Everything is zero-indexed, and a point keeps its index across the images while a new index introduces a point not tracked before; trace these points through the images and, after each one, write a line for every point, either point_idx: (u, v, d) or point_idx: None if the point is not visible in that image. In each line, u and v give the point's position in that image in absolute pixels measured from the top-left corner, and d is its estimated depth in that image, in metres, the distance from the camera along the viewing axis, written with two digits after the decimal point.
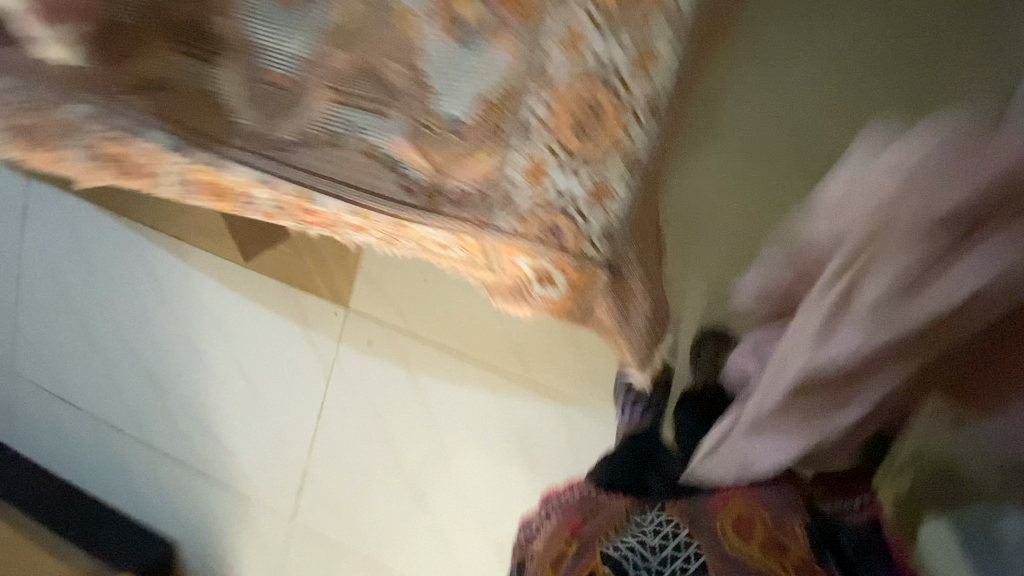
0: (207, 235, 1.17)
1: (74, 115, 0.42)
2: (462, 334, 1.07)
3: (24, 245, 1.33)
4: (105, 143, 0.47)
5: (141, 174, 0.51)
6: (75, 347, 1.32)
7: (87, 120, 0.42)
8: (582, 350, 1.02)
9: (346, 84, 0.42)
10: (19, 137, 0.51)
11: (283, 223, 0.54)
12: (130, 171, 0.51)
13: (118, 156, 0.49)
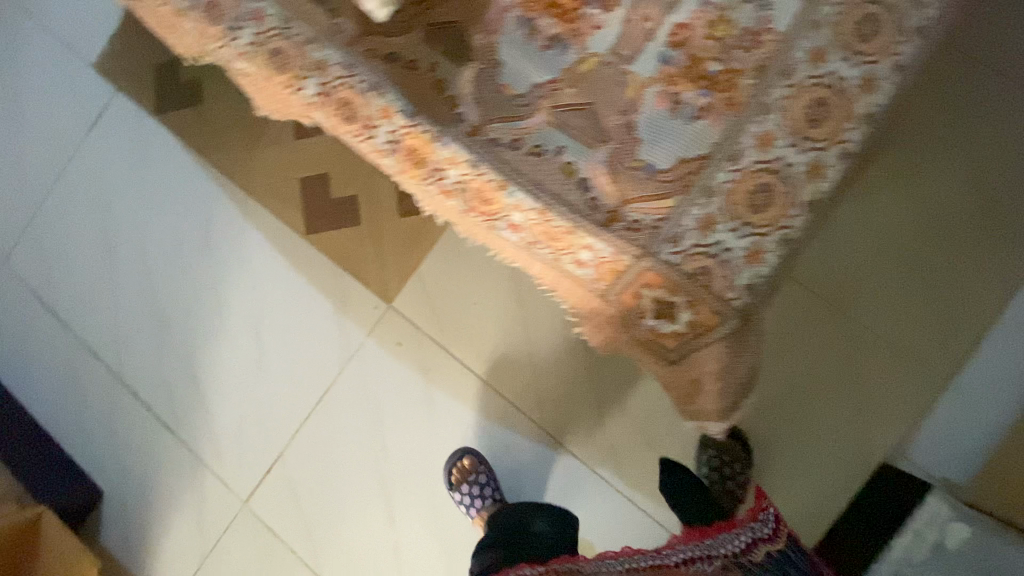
0: (277, 198, 1.21)
1: (357, 74, 0.56)
2: (489, 359, 1.10)
3: (84, 149, 1.34)
4: (349, 90, 0.56)
5: (358, 123, 0.59)
6: (91, 260, 1.30)
7: (363, 80, 0.56)
8: (600, 412, 1.06)
9: (564, 112, 0.55)
10: (264, 60, 0.58)
11: (453, 203, 0.62)
12: (349, 117, 0.59)
13: (349, 102, 0.57)
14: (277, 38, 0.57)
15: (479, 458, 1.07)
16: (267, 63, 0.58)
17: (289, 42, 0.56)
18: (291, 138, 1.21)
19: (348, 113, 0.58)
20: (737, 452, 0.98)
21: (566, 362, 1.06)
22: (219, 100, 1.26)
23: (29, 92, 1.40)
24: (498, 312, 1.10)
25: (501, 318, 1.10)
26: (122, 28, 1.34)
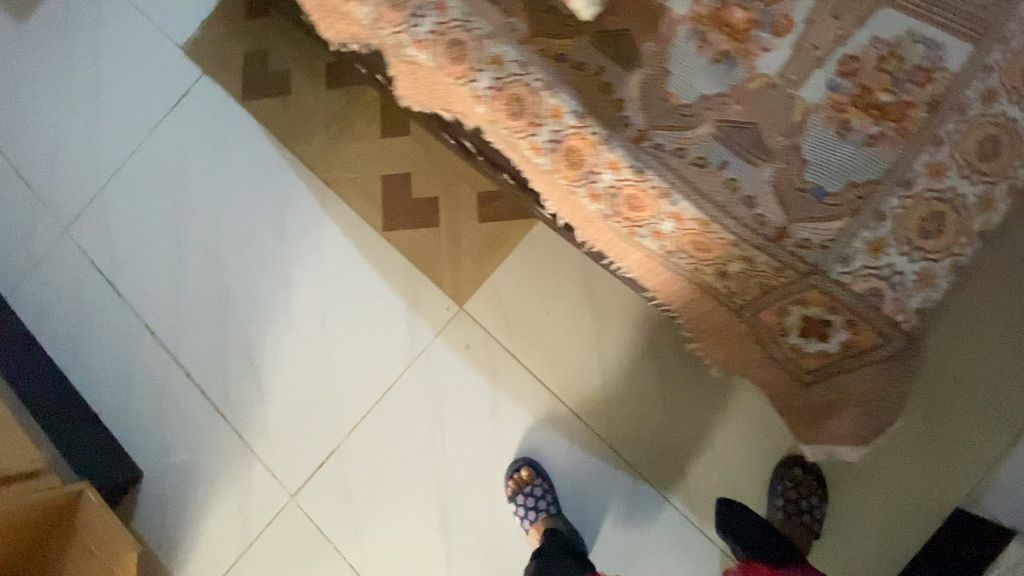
0: (358, 193, 1.23)
1: (530, 73, 0.58)
2: (558, 369, 1.10)
3: (163, 126, 1.35)
4: (517, 84, 0.57)
5: (518, 118, 0.59)
6: (160, 235, 1.30)
7: (533, 77, 0.57)
8: (671, 434, 1.05)
9: (731, 128, 0.57)
10: (432, 46, 0.58)
11: (592, 210, 0.61)
12: (513, 112, 0.58)
13: (512, 96, 0.58)
14: (458, 31, 0.59)
15: (536, 472, 1.06)
16: (440, 54, 0.58)
17: (467, 35, 0.57)
18: (377, 137, 1.25)
19: (516, 109, 0.58)
20: (812, 485, 0.99)
21: (637, 380, 1.07)
22: (307, 93, 1.29)
23: (111, 67, 1.42)
24: (573, 319, 1.11)
25: (574, 329, 1.10)
26: (214, 15, 1.37)
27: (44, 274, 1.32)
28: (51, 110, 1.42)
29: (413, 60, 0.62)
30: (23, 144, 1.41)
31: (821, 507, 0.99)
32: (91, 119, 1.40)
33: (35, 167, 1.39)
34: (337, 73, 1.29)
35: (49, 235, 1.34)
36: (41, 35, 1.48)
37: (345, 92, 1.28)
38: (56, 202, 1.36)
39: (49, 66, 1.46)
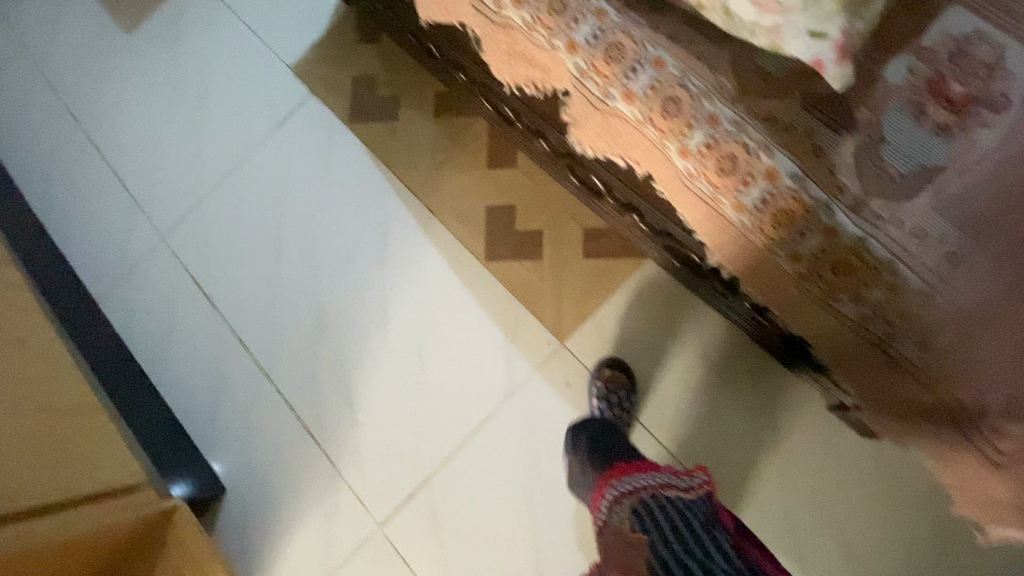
0: (462, 221, 1.24)
1: (746, 136, 0.59)
2: (661, 413, 1.08)
3: (266, 142, 1.37)
4: (733, 145, 0.59)
5: (730, 175, 0.59)
6: (259, 249, 1.31)
7: (750, 139, 0.59)
8: (781, 473, 1.03)
9: (955, 199, 0.55)
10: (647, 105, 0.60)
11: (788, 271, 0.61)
12: (726, 171, 0.59)
13: (727, 156, 0.59)
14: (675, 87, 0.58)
15: None
16: (651, 110, 0.61)
17: (682, 90, 0.60)
18: (483, 167, 1.26)
19: (728, 169, 0.59)
20: (622, 381, 1.06)
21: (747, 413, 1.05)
22: (415, 119, 1.31)
23: (218, 81, 1.45)
24: (685, 362, 1.09)
25: (682, 373, 1.08)
26: (325, 37, 1.41)
27: (140, 281, 1.35)
28: (155, 121, 1.46)
29: (619, 114, 0.63)
30: (128, 153, 1.45)
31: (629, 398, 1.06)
32: (193, 131, 1.43)
33: (137, 175, 1.43)
34: (445, 100, 1.30)
35: (147, 243, 1.37)
36: (150, 49, 1.53)
37: (453, 120, 1.29)
38: (156, 210, 1.39)
39: (154, 79, 1.50)
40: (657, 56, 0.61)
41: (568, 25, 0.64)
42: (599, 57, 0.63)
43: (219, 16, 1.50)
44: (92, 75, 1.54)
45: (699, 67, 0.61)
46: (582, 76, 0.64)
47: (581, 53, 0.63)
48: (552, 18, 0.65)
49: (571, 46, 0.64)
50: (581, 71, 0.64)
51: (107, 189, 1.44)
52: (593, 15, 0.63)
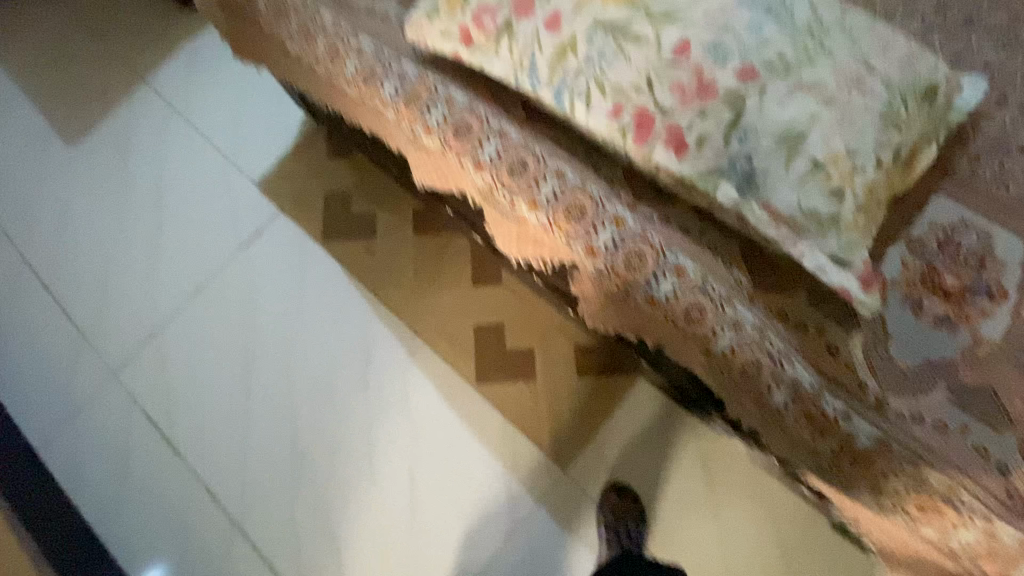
0: (447, 343, 1.19)
1: (769, 344, 0.57)
2: (663, 531, 1.04)
3: (232, 264, 1.30)
4: (757, 354, 0.57)
5: (756, 389, 0.58)
6: (229, 381, 1.22)
7: (771, 347, 0.57)
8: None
9: (967, 392, 0.58)
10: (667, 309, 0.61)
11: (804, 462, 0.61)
12: (747, 383, 0.58)
13: (750, 366, 0.57)
14: (696, 295, 0.57)
15: None
16: (673, 315, 0.58)
17: (708, 298, 0.57)
18: (467, 285, 1.23)
19: (749, 376, 0.58)
20: (628, 508, 1.02)
21: (748, 529, 1.02)
22: (395, 238, 1.28)
23: (174, 198, 1.37)
24: (691, 476, 1.06)
25: (687, 490, 1.05)
26: (294, 152, 1.37)
27: (89, 425, 1.22)
28: (103, 242, 1.36)
29: (640, 309, 0.60)
30: (72, 278, 1.34)
31: (640, 530, 1.01)
32: (148, 253, 1.34)
33: (82, 305, 1.31)
34: (424, 218, 1.29)
35: (95, 381, 1.25)
36: (95, 163, 1.43)
37: (434, 238, 1.28)
38: (105, 344, 1.28)
39: (100, 195, 1.40)
40: (679, 262, 0.58)
41: (586, 226, 0.61)
42: (620, 263, 0.59)
43: (175, 129, 1.44)
44: (31, 192, 1.43)
45: (719, 269, 0.59)
46: (597, 275, 0.61)
47: (602, 258, 0.60)
48: (569, 221, 0.61)
49: (590, 249, 0.60)
50: (599, 272, 0.60)
51: (46, 321, 1.31)
52: (611, 222, 0.60)
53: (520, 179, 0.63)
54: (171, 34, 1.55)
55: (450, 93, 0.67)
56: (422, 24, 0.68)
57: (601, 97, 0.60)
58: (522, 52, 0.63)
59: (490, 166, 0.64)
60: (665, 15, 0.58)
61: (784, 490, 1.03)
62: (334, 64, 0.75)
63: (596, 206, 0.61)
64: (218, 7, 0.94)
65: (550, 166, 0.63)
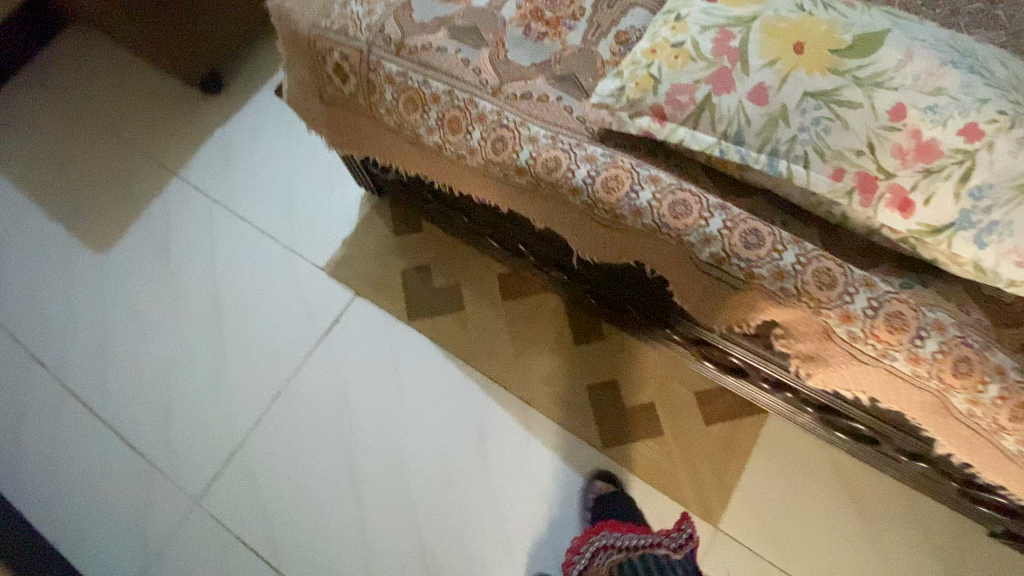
0: (563, 407, 1.15)
1: None
2: (814, 560, 1.03)
3: (313, 357, 1.22)
4: None
5: None
6: (331, 486, 1.12)
7: None
8: None
9: None
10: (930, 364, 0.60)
11: None
12: None
13: None
14: (961, 346, 0.60)
15: None
16: (940, 372, 0.60)
17: (973, 351, 0.60)
18: (570, 348, 1.19)
19: None
20: None
21: (908, 549, 1.02)
22: (484, 306, 1.25)
23: (233, 297, 1.28)
24: (835, 503, 1.06)
25: (834, 517, 1.05)
26: (359, 232, 1.32)
27: (175, 564, 1.08)
28: (157, 354, 1.24)
29: (896, 367, 0.62)
30: (127, 399, 1.21)
31: None
32: (213, 360, 1.23)
33: (145, 428, 1.18)
34: (510, 283, 1.26)
35: (174, 514, 1.12)
36: (133, 269, 1.32)
37: (525, 300, 1.24)
38: (178, 469, 1.15)
39: (146, 305, 1.28)
40: (937, 318, 0.60)
41: (840, 296, 0.62)
42: (882, 326, 0.61)
43: (220, 222, 1.35)
44: (60, 309, 1.29)
45: (962, 316, 0.61)
46: (849, 339, 0.62)
47: (861, 324, 0.61)
48: (820, 290, 0.62)
49: (846, 316, 0.62)
50: (855, 338, 0.62)
51: (104, 454, 1.17)
52: (862, 285, 0.62)
53: (756, 250, 0.63)
54: (197, 120, 1.47)
55: (653, 172, 0.67)
56: (608, 106, 0.69)
57: (820, 163, 0.62)
58: (728, 124, 0.64)
59: (720, 239, 0.64)
60: (873, 79, 0.61)
61: (929, 506, 1.04)
62: (498, 153, 0.75)
63: (843, 272, 0.62)
64: (321, 101, 0.91)
65: (786, 234, 0.64)
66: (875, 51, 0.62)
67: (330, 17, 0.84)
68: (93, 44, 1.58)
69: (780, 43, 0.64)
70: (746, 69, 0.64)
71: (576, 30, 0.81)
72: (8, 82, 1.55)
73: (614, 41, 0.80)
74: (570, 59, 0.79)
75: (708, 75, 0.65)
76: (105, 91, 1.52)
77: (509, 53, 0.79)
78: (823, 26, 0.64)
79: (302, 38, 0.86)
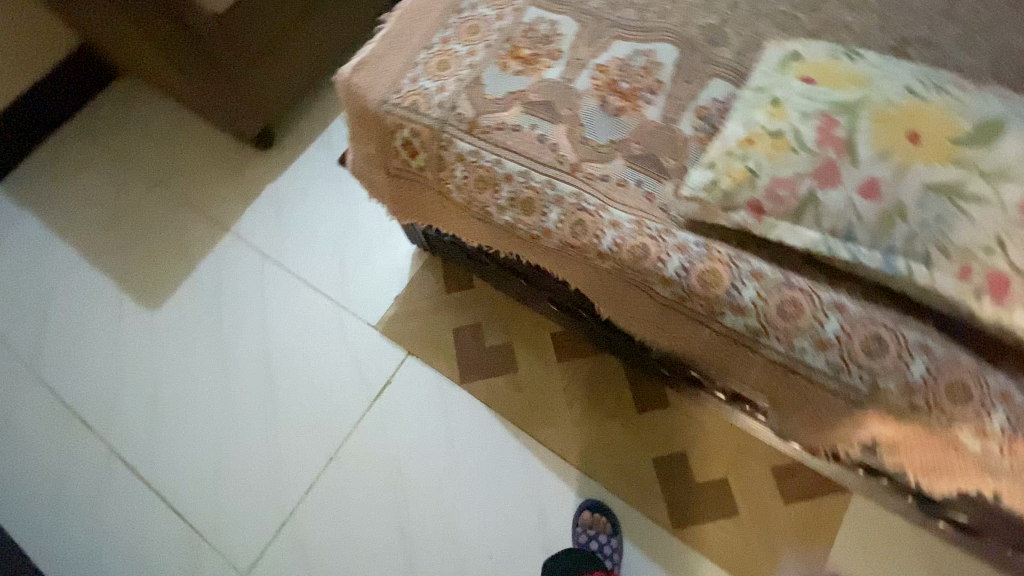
0: (627, 480, 1.09)
1: None
2: None
3: (363, 421, 1.19)
4: None
5: None
6: (384, 562, 1.08)
7: None
8: None
9: None
10: None
11: None
12: None
13: None
14: None
15: None
16: None
17: None
18: (632, 414, 1.14)
19: None
20: None
21: None
22: (539, 368, 1.20)
23: (282, 357, 1.26)
24: None
25: None
26: (410, 289, 1.31)
27: None
28: (207, 416, 1.23)
29: None
30: (178, 464, 1.19)
31: None
32: (265, 422, 1.21)
33: (196, 495, 1.16)
34: (566, 343, 1.22)
35: None
36: (186, 326, 1.32)
37: (583, 362, 1.20)
38: (228, 540, 1.12)
39: (200, 363, 1.28)
40: None
41: (980, 411, 0.57)
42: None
43: (271, 278, 1.35)
44: (113, 369, 1.29)
45: None
46: (979, 453, 0.58)
47: (1000, 441, 0.56)
48: (952, 404, 0.57)
49: (982, 432, 0.57)
50: (994, 456, 0.57)
51: (156, 520, 1.15)
52: (1001, 398, 0.56)
53: (880, 358, 0.59)
54: (247, 176, 1.49)
55: (755, 266, 0.64)
56: (700, 200, 0.65)
57: (944, 260, 0.56)
58: (836, 219, 0.60)
59: (837, 345, 0.61)
60: (999, 172, 0.56)
61: None
62: (577, 238, 0.72)
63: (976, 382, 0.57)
64: (385, 174, 0.90)
65: (912, 340, 0.59)
66: (1000, 139, 0.58)
67: (401, 93, 0.83)
68: (151, 100, 1.62)
69: (892, 134, 0.60)
70: (855, 162, 0.60)
71: (655, 104, 0.78)
72: (65, 136, 1.59)
73: (695, 114, 0.77)
74: (649, 135, 0.75)
75: (811, 168, 0.61)
76: (161, 146, 1.55)
77: (585, 129, 0.77)
78: (938, 113, 0.60)
79: (371, 113, 0.85)
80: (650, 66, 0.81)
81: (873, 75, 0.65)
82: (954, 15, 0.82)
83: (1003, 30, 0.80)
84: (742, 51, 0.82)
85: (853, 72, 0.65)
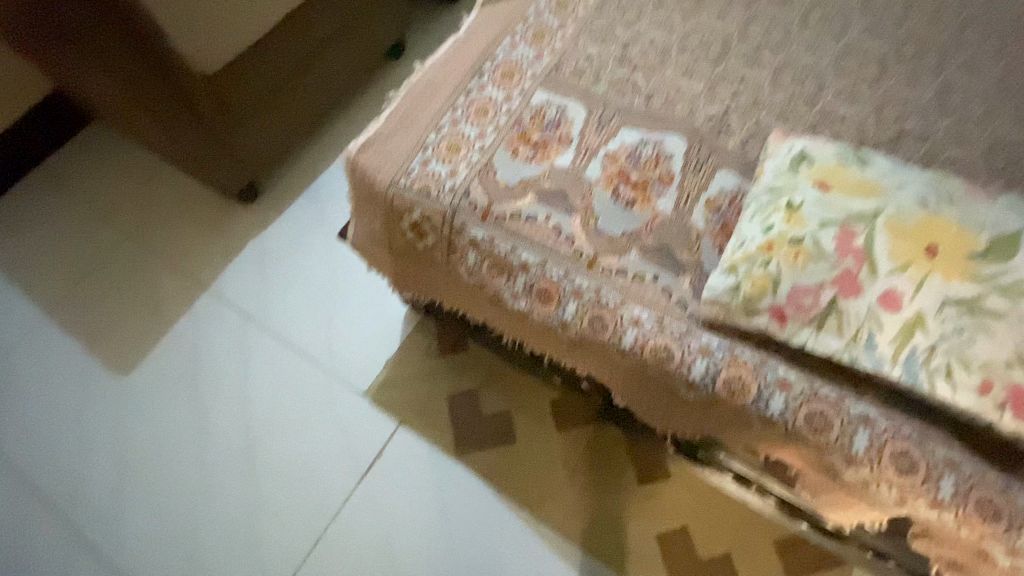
0: (631, 559, 1.06)
1: None
2: None
3: (353, 497, 1.13)
4: None
5: None
6: None
7: None
8: None
9: None
10: None
11: None
12: None
13: None
14: None
15: None
16: None
17: None
18: (635, 487, 1.12)
19: None
20: None
21: None
22: (538, 439, 1.17)
23: (265, 428, 1.19)
24: None
25: None
26: (402, 353, 1.26)
27: None
28: (179, 495, 1.14)
29: None
30: (146, 550, 1.09)
31: None
32: (245, 502, 1.13)
33: None
34: (565, 411, 1.19)
35: None
36: (159, 395, 1.23)
37: (583, 431, 1.17)
38: None
39: (173, 437, 1.19)
40: None
41: (1009, 530, 0.58)
42: None
43: (254, 341, 1.28)
44: (75, 442, 1.19)
45: None
46: (1009, 568, 0.59)
47: None
48: (984, 524, 0.58)
49: (1012, 549, 0.58)
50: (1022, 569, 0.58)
51: None
52: None
53: (911, 478, 0.60)
54: (230, 230, 1.43)
55: (781, 374, 0.65)
56: (722, 303, 0.65)
57: (965, 373, 0.57)
58: (858, 330, 0.60)
59: (867, 462, 0.61)
60: (1016, 287, 0.58)
61: None
62: (597, 333, 0.72)
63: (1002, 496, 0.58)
64: (390, 252, 0.87)
65: (939, 458, 0.60)
66: (1014, 255, 0.60)
67: (409, 175, 0.81)
68: (127, 150, 1.55)
69: (908, 245, 0.62)
70: (874, 273, 0.61)
71: (666, 195, 0.78)
72: (30, 184, 1.50)
73: (705, 207, 0.77)
74: (663, 228, 0.76)
75: (831, 277, 0.62)
76: (136, 198, 1.48)
77: (598, 221, 0.76)
78: (950, 227, 0.62)
79: (378, 195, 0.82)
80: (659, 156, 0.82)
81: (885, 184, 0.67)
82: (947, 107, 0.85)
83: (994, 123, 0.84)
84: (748, 141, 0.84)
85: (865, 181, 0.67)
